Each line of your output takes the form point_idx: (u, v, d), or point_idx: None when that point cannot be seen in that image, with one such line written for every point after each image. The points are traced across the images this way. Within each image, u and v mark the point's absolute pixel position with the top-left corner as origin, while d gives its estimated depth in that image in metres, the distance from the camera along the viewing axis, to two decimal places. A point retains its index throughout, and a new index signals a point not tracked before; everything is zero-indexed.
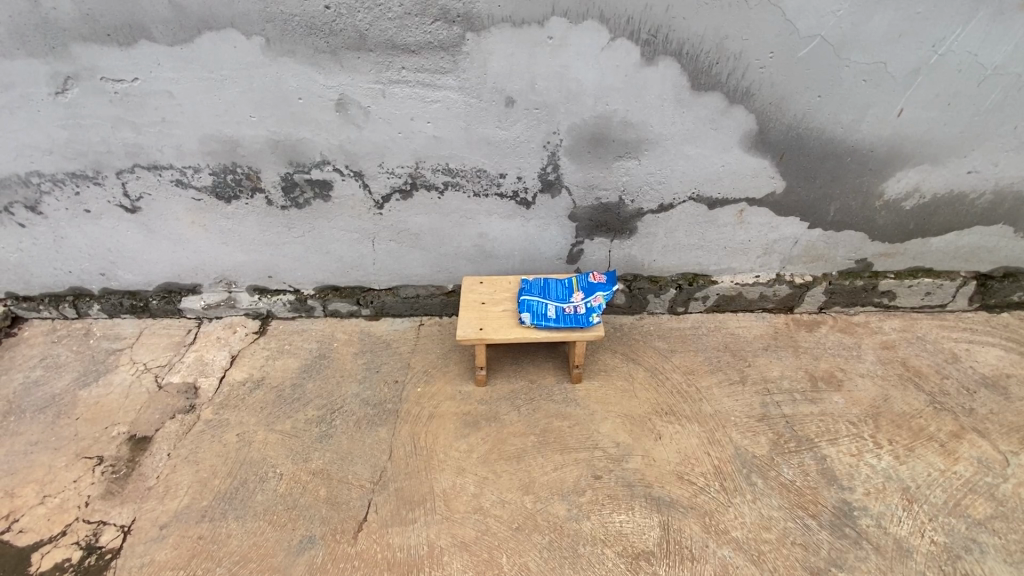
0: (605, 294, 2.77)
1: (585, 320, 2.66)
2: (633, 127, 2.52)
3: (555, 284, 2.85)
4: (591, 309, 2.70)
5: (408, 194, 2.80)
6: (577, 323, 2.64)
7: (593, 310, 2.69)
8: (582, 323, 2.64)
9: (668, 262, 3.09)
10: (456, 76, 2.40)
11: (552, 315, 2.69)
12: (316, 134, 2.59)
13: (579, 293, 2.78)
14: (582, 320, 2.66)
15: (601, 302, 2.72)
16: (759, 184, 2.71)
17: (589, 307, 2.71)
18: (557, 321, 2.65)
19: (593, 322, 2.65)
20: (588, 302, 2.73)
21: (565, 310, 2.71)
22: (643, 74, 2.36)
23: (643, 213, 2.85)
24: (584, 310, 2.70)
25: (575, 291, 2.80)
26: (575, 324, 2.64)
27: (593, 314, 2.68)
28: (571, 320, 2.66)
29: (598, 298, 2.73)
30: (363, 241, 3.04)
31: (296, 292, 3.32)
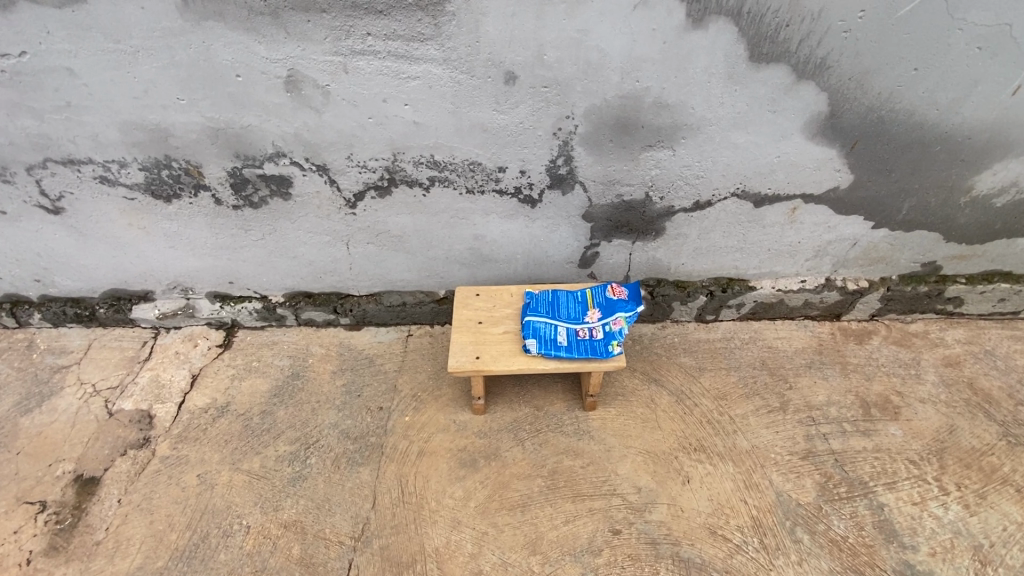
0: (629, 317, 2.28)
1: (603, 349, 2.20)
2: (669, 110, 1.96)
3: (568, 300, 2.38)
4: (611, 335, 2.23)
5: (385, 190, 2.27)
6: (593, 354, 2.18)
7: (613, 337, 2.21)
8: (599, 354, 2.18)
9: (700, 265, 2.60)
10: (438, 44, 1.82)
11: (562, 342, 2.23)
12: (265, 120, 2.03)
13: (597, 313, 2.31)
14: (598, 350, 2.19)
15: (623, 327, 2.24)
16: (821, 179, 2.19)
17: (609, 333, 2.24)
18: (568, 350, 2.19)
19: (613, 354, 2.18)
20: (607, 327, 2.26)
21: (578, 336, 2.25)
22: (687, 41, 1.78)
23: (673, 212, 2.33)
24: (602, 337, 2.23)
25: (591, 311, 2.32)
26: (590, 354, 2.18)
27: (613, 341, 2.21)
28: (584, 349, 2.19)
29: (620, 322, 2.26)
30: (336, 244, 2.55)
31: (264, 298, 2.88)
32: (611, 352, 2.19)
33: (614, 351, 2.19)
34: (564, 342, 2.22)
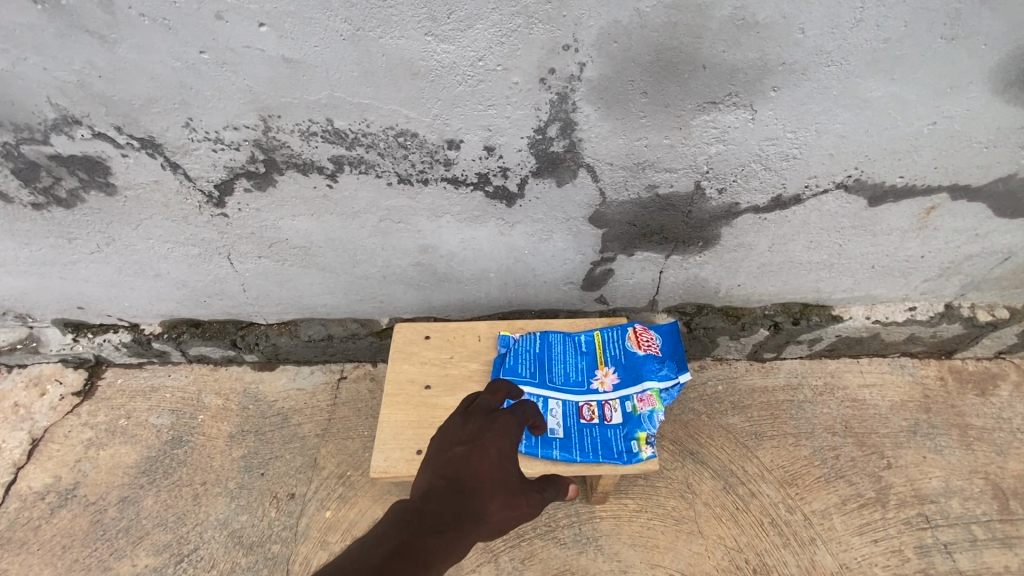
0: (665, 390, 1.43)
1: (621, 446, 1.36)
2: (756, 33, 1.03)
3: (567, 353, 1.53)
4: (634, 423, 1.38)
5: (265, 181, 1.38)
6: (604, 455, 1.35)
7: (637, 426, 1.37)
8: (613, 456, 1.35)
9: (764, 287, 1.73)
10: None
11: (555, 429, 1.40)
12: (16, 58, 1.12)
13: (612, 381, 1.47)
14: (613, 448, 1.36)
15: (656, 409, 1.39)
16: (992, 161, 1.30)
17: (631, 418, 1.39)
18: (562, 447, 1.36)
19: (638, 456, 1.34)
20: (629, 406, 1.41)
21: (580, 420, 1.42)
22: None
23: (736, 212, 1.43)
24: (619, 425, 1.39)
25: (603, 376, 1.48)
26: (598, 455, 1.35)
27: (639, 433, 1.36)
28: (589, 446, 1.36)
29: (651, 400, 1.41)
30: (212, 258, 1.67)
31: (134, 328, 2.03)
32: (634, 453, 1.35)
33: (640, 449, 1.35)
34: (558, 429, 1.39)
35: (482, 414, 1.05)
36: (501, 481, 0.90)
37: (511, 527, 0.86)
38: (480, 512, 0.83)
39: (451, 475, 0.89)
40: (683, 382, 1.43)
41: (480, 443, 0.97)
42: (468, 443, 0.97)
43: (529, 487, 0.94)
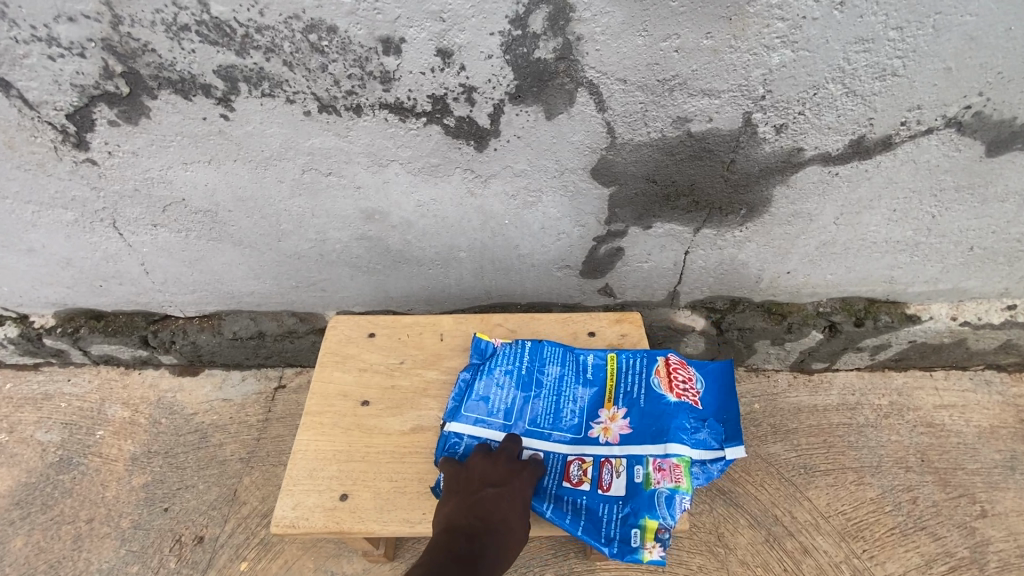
0: (699, 463, 0.95)
1: (615, 531, 0.92)
2: None
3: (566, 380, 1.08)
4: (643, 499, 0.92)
5: (137, 110, 0.98)
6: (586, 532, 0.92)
7: (646, 509, 0.91)
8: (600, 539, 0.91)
9: (820, 276, 1.32)
10: None
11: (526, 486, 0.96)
12: None
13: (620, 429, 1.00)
14: (603, 524, 0.92)
15: (681, 490, 0.91)
16: None
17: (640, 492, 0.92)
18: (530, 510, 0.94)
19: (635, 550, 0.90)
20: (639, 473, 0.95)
21: (565, 482, 0.97)
22: None
23: (797, 164, 1.03)
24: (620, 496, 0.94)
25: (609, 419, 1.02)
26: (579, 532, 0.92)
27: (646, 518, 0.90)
28: (569, 516, 0.93)
29: (674, 473, 0.92)
30: (95, 227, 1.27)
31: (21, 320, 1.62)
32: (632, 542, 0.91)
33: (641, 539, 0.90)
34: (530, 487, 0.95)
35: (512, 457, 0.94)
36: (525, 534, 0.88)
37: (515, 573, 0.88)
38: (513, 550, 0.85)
39: (485, 518, 0.86)
40: (729, 460, 0.95)
41: (510, 489, 0.90)
42: (499, 483, 0.90)
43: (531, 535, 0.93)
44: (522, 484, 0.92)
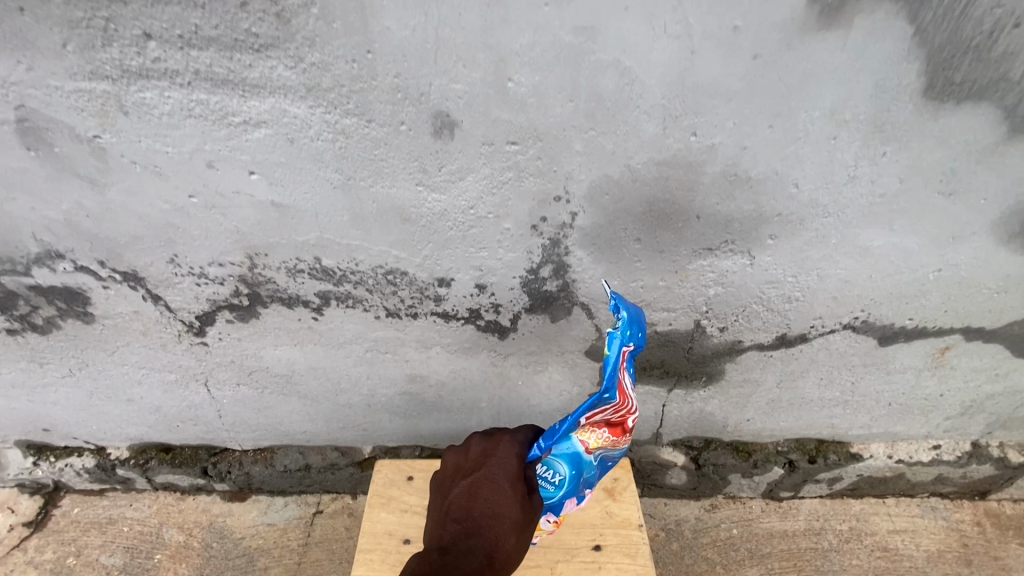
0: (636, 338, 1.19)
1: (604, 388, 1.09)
2: (750, 190, 1.01)
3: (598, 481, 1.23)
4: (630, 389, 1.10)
5: (250, 314, 1.33)
6: (587, 419, 1.08)
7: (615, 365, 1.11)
8: (593, 408, 1.06)
9: (774, 423, 1.62)
10: (290, 59, 0.86)
11: (546, 471, 1.11)
12: (6, 200, 1.11)
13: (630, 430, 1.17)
14: None
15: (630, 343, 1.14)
16: (1003, 305, 1.23)
17: (629, 394, 1.10)
18: (546, 460, 1.11)
19: (618, 335, 1.05)
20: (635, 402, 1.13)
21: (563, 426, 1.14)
22: (799, 61, 0.83)
23: (740, 350, 1.37)
24: (623, 412, 1.10)
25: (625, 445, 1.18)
26: (583, 420, 1.08)
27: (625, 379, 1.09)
28: (579, 440, 1.09)
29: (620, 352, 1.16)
30: (189, 384, 1.59)
31: (98, 451, 1.89)
32: (620, 368, 1.06)
33: (624, 322, 1.05)
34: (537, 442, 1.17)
35: (479, 450, 1.13)
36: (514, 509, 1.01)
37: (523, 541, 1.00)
38: (502, 523, 0.98)
39: (469, 507, 1.00)
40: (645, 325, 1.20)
41: (486, 471, 1.07)
42: (469, 474, 1.07)
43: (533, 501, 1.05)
44: (491, 463, 1.09)
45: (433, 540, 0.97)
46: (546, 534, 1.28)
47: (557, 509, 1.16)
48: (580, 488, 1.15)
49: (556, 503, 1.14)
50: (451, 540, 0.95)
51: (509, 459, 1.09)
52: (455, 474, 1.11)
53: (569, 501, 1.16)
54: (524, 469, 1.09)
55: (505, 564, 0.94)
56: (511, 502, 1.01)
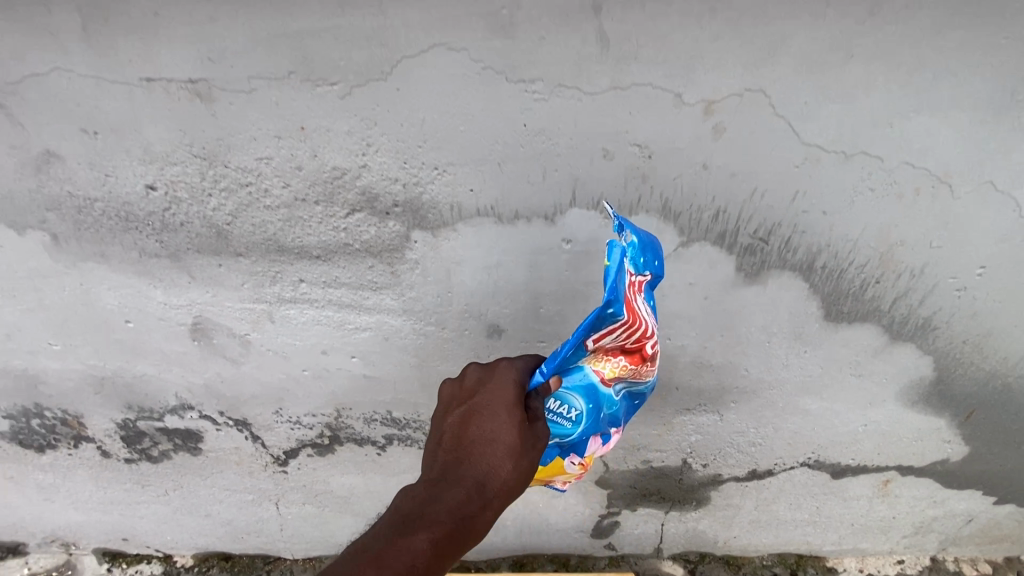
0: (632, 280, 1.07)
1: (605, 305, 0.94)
2: (714, 371, 1.39)
3: (628, 411, 1.12)
4: (640, 290, 0.94)
5: (328, 449, 1.68)
6: (592, 341, 0.92)
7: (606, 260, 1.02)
8: (597, 329, 0.90)
9: (757, 539, 1.89)
10: (396, 294, 1.28)
11: (560, 406, 1.00)
12: (163, 370, 1.50)
13: (656, 362, 1.05)
14: None
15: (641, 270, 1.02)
16: (923, 450, 1.56)
17: (642, 299, 0.96)
18: (557, 394, 0.99)
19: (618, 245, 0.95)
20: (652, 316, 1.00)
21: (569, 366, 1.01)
22: (737, 299, 1.24)
23: (721, 480, 1.69)
24: (637, 339, 0.95)
25: (652, 370, 1.06)
26: (589, 341, 0.93)
27: (634, 279, 0.92)
28: (590, 369, 0.98)
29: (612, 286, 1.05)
30: (261, 502, 1.89)
31: (166, 558, 2.15)
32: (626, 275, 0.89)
33: (630, 246, 0.93)
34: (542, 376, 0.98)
35: (477, 378, 1.03)
36: (508, 442, 0.90)
37: (519, 480, 0.91)
38: (490, 461, 0.89)
39: (460, 437, 0.92)
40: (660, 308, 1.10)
41: (481, 404, 0.96)
42: (464, 403, 0.97)
43: (533, 436, 0.94)
44: (488, 393, 0.97)
45: (427, 461, 0.94)
46: (575, 480, 1.15)
47: (580, 449, 1.06)
48: (600, 421, 1.04)
49: (579, 439, 1.04)
50: (440, 467, 0.90)
51: (507, 387, 0.98)
52: (448, 406, 1.00)
53: (594, 436, 1.05)
54: (526, 406, 0.96)
55: (497, 494, 0.88)
56: (509, 427, 0.91)
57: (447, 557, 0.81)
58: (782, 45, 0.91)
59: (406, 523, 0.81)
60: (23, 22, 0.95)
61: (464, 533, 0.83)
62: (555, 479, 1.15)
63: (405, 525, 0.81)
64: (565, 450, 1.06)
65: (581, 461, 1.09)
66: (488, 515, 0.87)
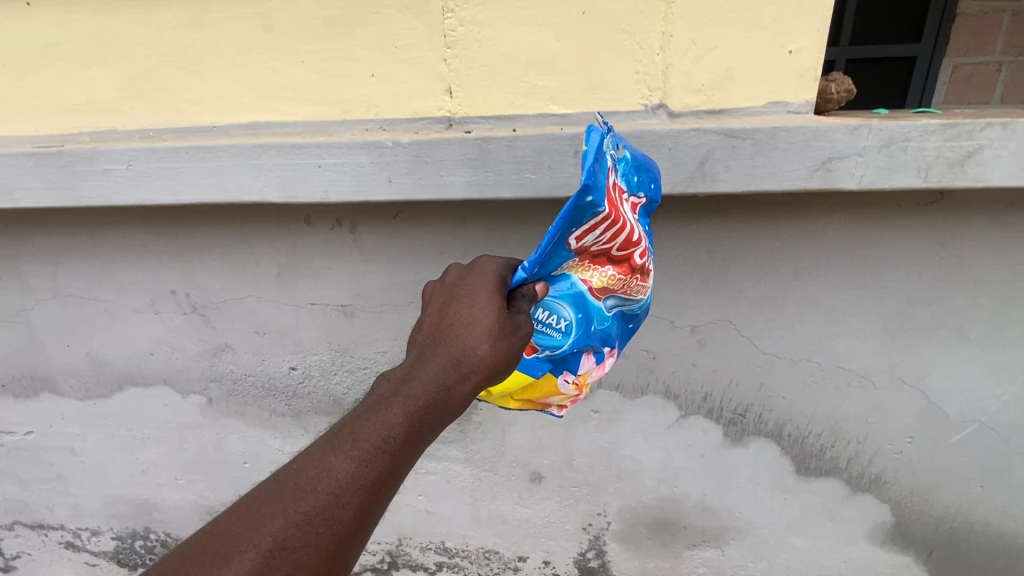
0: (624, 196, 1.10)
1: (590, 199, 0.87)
2: (713, 512, 1.71)
3: (622, 335, 1.13)
4: (621, 195, 0.95)
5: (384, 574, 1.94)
6: (575, 239, 0.89)
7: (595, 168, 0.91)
8: (580, 224, 0.87)
9: None
10: (462, 446, 1.66)
11: (550, 317, 1.00)
12: None
13: (647, 275, 1.05)
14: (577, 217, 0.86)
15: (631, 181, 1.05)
16: None
17: (626, 206, 0.97)
18: (545, 303, 0.99)
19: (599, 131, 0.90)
20: (636, 225, 1.01)
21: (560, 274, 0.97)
22: (725, 456, 1.61)
23: None
24: (621, 244, 0.95)
25: (645, 289, 1.07)
26: (572, 240, 0.89)
27: (613, 182, 0.93)
28: (578, 279, 0.98)
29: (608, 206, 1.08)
30: None
31: None
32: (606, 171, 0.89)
33: (630, 162, 1.01)
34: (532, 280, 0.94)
35: (454, 278, 0.93)
36: (486, 324, 0.83)
37: (500, 367, 0.82)
38: (466, 342, 0.81)
39: (437, 323, 0.84)
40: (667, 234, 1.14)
41: (458, 290, 0.88)
42: (443, 294, 0.90)
43: (513, 326, 0.86)
44: (469, 286, 0.89)
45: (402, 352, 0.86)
46: (571, 402, 1.16)
47: (574, 366, 1.07)
48: (591, 337, 1.05)
49: (570, 354, 1.05)
50: (413, 350, 0.82)
51: (490, 278, 0.91)
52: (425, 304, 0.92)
53: (585, 352, 1.06)
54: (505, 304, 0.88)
55: (476, 371, 0.80)
56: (488, 309, 0.84)
57: (425, 430, 0.73)
58: (739, 296, 1.37)
59: (380, 400, 0.73)
60: (237, 270, 1.44)
61: (442, 403, 0.76)
62: (552, 403, 1.16)
63: (378, 402, 0.73)
64: (557, 367, 1.07)
65: (577, 381, 1.10)
66: (468, 390, 0.79)
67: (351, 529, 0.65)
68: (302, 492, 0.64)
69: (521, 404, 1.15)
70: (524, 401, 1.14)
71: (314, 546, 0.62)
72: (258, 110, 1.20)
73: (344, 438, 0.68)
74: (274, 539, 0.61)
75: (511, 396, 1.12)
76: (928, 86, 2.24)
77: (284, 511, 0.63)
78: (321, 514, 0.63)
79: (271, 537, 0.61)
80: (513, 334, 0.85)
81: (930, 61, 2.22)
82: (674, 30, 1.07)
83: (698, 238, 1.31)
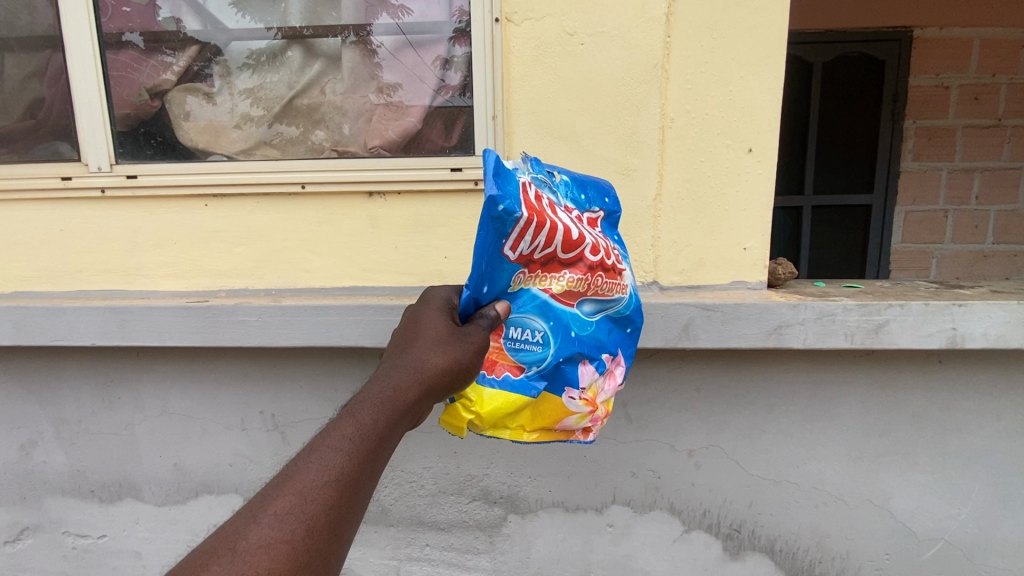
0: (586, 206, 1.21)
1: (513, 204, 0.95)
2: None
3: (617, 341, 1.15)
4: (552, 204, 1.04)
5: None
6: (511, 250, 0.96)
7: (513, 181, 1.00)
8: (507, 234, 0.94)
9: None
10: (490, 557, 1.87)
11: (523, 333, 1.03)
12: None
13: (614, 272, 1.10)
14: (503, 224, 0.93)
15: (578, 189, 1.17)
16: None
17: (561, 213, 1.05)
18: (515, 321, 1.03)
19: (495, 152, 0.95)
20: (583, 228, 1.08)
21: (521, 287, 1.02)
22: (726, 569, 1.81)
23: None
24: (563, 246, 1.01)
25: (618, 286, 1.11)
26: (508, 251, 0.96)
27: (538, 195, 1.02)
28: (539, 289, 1.03)
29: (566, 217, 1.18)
30: None
31: None
32: (524, 185, 0.99)
33: (564, 183, 1.14)
34: (491, 302, 1.01)
35: (412, 308, 1.03)
36: (437, 338, 0.90)
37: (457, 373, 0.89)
38: (421, 355, 0.88)
39: (395, 345, 0.92)
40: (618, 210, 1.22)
41: (415, 317, 0.97)
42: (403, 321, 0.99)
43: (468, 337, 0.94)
44: (426, 312, 0.98)
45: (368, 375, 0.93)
46: (591, 421, 1.12)
47: (573, 377, 1.07)
48: (576, 344, 1.06)
49: (563, 365, 1.06)
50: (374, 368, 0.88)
51: (443, 305, 1.00)
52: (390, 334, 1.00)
53: (577, 359, 1.07)
54: (455, 326, 0.96)
55: (434, 378, 0.86)
56: (438, 329, 0.93)
57: (385, 432, 0.78)
58: (725, 424, 1.70)
59: (339, 413, 0.79)
60: (318, 395, 1.78)
61: (402, 407, 0.81)
62: (574, 427, 1.12)
63: (339, 413, 0.79)
64: (556, 384, 1.07)
65: (583, 395, 1.09)
66: (420, 396, 0.84)
67: (324, 527, 0.70)
68: (273, 498, 0.69)
69: (541, 435, 1.11)
70: (543, 432, 1.11)
71: (289, 543, 0.67)
72: (357, 278, 1.63)
73: (304, 450, 0.74)
74: (252, 541, 0.66)
75: (523, 428, 1.09)
76: (885, 238, 2.71)
77: (256, 517, 0.68)
78: (293, 515, 0.69)
79: (248, 540, 0.66)
80: (470, 343, 0.93)
81: (881, 218, 2.70)
82: (660, 234, 1.53)
83: (688, 378, 1.66)
